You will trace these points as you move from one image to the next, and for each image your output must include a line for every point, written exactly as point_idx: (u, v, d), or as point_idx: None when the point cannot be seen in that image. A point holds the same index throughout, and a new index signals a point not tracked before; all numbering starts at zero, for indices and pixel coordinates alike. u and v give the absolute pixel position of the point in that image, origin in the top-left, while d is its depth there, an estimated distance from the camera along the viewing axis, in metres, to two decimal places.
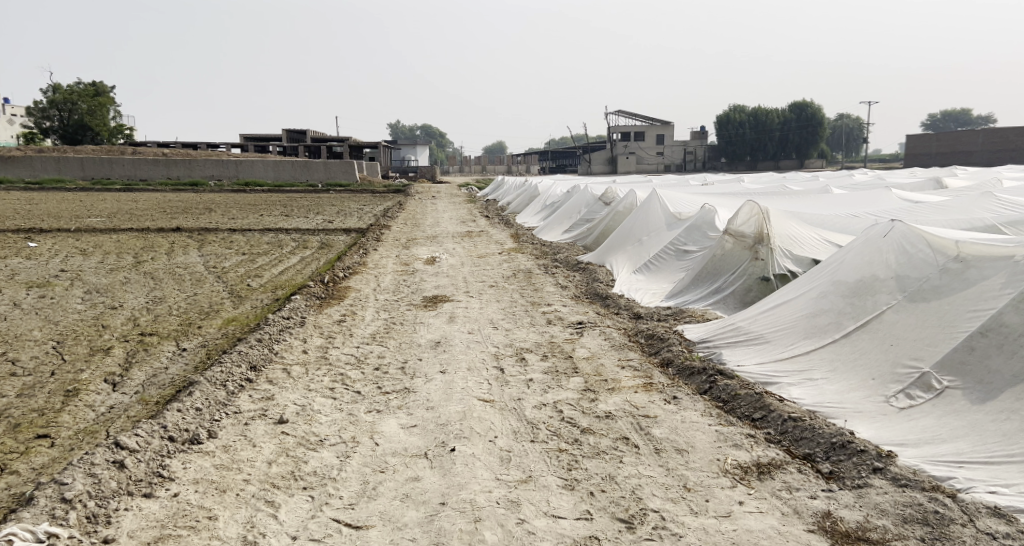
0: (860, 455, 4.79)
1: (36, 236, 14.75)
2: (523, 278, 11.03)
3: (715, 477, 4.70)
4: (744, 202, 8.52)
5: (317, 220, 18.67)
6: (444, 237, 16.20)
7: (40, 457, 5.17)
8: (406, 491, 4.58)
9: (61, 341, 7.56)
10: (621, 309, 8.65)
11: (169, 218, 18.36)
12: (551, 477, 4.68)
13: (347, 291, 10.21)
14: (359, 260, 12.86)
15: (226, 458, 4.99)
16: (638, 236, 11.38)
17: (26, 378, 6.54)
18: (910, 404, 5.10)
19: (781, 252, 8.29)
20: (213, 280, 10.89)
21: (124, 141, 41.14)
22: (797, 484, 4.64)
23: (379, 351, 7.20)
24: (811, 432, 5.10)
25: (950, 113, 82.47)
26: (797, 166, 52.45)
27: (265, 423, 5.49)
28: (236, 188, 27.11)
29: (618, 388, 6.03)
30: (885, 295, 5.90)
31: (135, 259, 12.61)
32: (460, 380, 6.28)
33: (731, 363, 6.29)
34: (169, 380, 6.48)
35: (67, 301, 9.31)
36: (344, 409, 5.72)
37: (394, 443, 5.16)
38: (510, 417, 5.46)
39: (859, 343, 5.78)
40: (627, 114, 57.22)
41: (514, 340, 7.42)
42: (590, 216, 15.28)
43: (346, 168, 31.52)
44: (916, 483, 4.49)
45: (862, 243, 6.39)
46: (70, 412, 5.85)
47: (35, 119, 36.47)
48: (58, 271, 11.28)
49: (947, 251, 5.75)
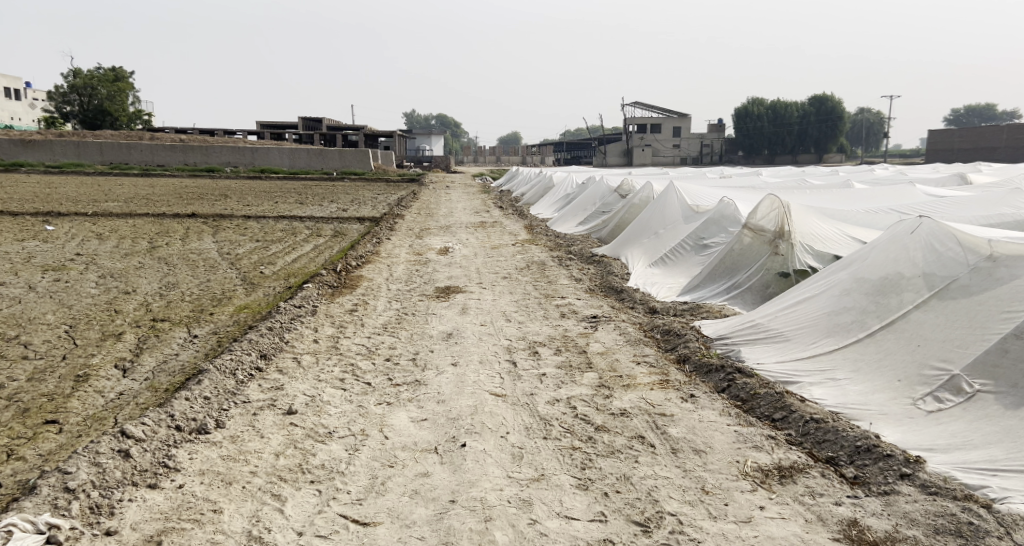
0: (887, 460, 4.64)
1: (53, 220, 14.75)
2: (537, 270, 10.90)
3: (735, 480, 4.55)
4: (763, 196, 8.38)
5: (331, 208, 18.58)
6: (458, 227, 16.07)
7: (48, 443, 5.10)
8: (415, 487, 4.46)
9: (73, 325, 7.49)
10: (636, 304, 8.49)
11: (185, 203, 18.34)
12: (564, 476, 4.55)
13: (360, 281, 10.10)
14: (372, 249, 12.75)
15: (233, 449, 4.89)
16: (654, 230, 11.20)
17: (38, 362, 6.47)
18: (939, 408, 4.95)
19: (802, 247, 8.11)
20: (227, 267, 10.82)
21: (143, 126, 41.19)
22: (820, 489, 4.49)
23: (390, 342, 7.09)
24: (835, 434, 4.95)
25: (973, 109, 81.71)
26: (815, 160, 52.04)
27: (274, 414, 5.38)
28: (252, 175, 27.09)
29: (633, 385, 5.89)
30: (911, 293, 5.72)
31: (150, 244, 12.57)
32: (472, 373, 6.15)
33: (750, 361, 6.14)
34: (179, 367, 6.39)
35: (81, 285, 9.26)
36: (353, 401, 5.61)
37: (404, 437, 5.04)
38: (523, 413, 5.33)
39: (884, 343, 5.62)
40: (644, 106, 56.83)
41: (527, 333, 7.29)
42: (605, 208, 15.12)
43: (361, 157, 31.50)
44: (947, 491, 4.34)
45: (888, 240, 6.20)
46: (80, 398, 5.77)
47: (55, 103, 36.55)
48: (74, 255, 11.24)
49: (979, 250, 5.54)
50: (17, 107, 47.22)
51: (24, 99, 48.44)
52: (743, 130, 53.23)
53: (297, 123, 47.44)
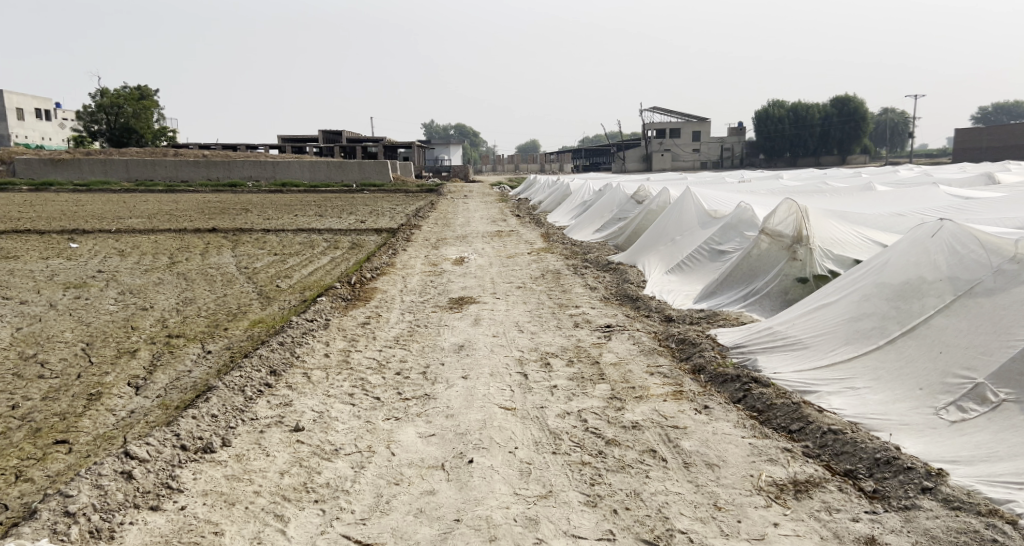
0: (908, 473, 4.48)
1: (78, 237, 14.85)
2: (552, 279, 10.79)
3: (749, 495, 4.41)
4: (780, 201, 8.23)
5: (349, 220, 18.56)
6: (475, 237, 15.98)
7: (56, 464, 5.06)
8: (419, 506, 4.37)
9: (90, 342, 7.49)
10: (652, 312, 8.35)
11: (207, 218, 18.41)
12: (572, 493, 4.44)
13: (374, 293, 10.05)
14: (388, 260, 12.70)
15: (238, 468, 4.83)
16: (671, 237, 11.05)
17: (52, 380, 6.45)
18: (963, 418, 4.78)
19: (821, 252, 7.95)
20: (244, 281, 10.80)
21: (168, 144, 41.64)
22: (837, 504, 4.34)
23: (402, 355, 7.01)
24: (853, 446, 4.80)
25: (1001, 107, 80.66)
26: (838, 163, 51.53)
27: (281, 431, 5.31)
28: (273, 189, 27.21)
29: (646, 396, 5.76)
30: (933, 298, 5.55)
31: (170, 259, 12.61)
32: (482, 386, 6.05)
33: (767, 370, 5.99)
34: (191, 384, 6.34)
35: (100, 302, 9.27)
36: (361, 416, 5.53)
37: (411, 453, 4.95)
38: (533, 427, 5.22)
39: (904, 350, 5.46)
40: (663, 111, 56.56)
41: (539, 344, 7.17)
42: (622, 216, 14.99)
43: (380, 169, 31.54)
44: (971, 506, 4.17)
45: (908, 243, 6.05)
46: (91, 417, 5.74)
47: (84, 122, 37.10)
48: (96, 272, 11.28)
49: (1003, 252, 5.37)
50: (46, 128, 47.95)
51: (53, 118, 49.24)
52: (763, 133, 52.86)
53: (318, 136, 47.70)
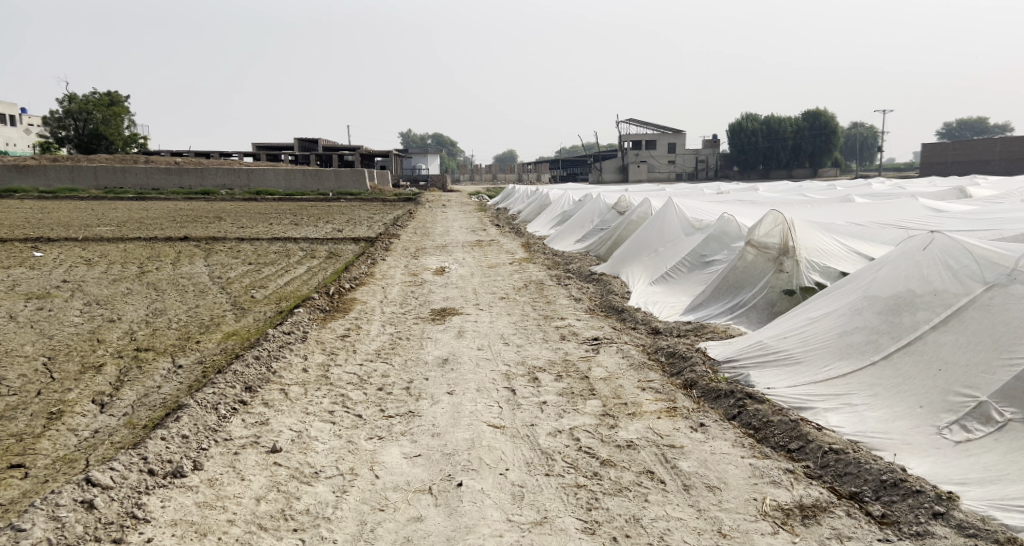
0: (917, 496, 4.33)
1: (43, 246, 14.41)
2: (535, 289, 10.58)
3: (754, 521, 4.24)
4: (766, 211, 8.08)
5: (325, 229, 18.22)
6: (455, 247, 15.75)
7: (11, 491, 4.76)
8: (406, 534, 4.16)
9: (52, 357, 7.16)
10: (638, 324, 8.16)
11: (179, 226, 18.00)
12: (568, 519, 4.24)
13: (353, 303, 9.77)
14: (366, 270, 12.44)
15: (211, 494, 4.56)
16: (655, 247, 10.89)
17: (10, 398, 6.13)
18: (967, 438, 4.64)
19: (807, 264, 7.81)
20: (217, 292, 10.50)
21: (139, 151, 41.03)
22: (848, 532, 4.18)
23: (383, 369, 6.75)
24: (857, 467, 4.64)
25: (968, 123, 81.83)
26: (810, 175, 52.22)
27: (257, 453, 5.04)
28: (247, 197, 26.82)
29: (640, 413, 5.55)
30: (926, 312, 5.42)
31: (139, 268, 12.25)
32: (468, 403, 5.81)
33: (760, 385, 5.81)
34: (160, 401, 6.04)
35: (64, 314, 8.92)
36: (342, 436, 5.28)
37: (396, 476, 4.71)
38: (523, 446, 5.01)
39: (901, 366, 5.31)
40: (638, 123, 56.85)
41: (525, 358, 6.95)
42: (603, 225, 14.84)
43: (357, 177, 31.25)
44: (987, 534, 4.03)
45: (898, 257, 5.92)
46: (50, 437, 5.43)
47: (51, 128, 36.43)
48: (60, 282, 10.92)
49: (1000, 267, 5.26)
50: (13, 134, 47.19)
51: (19, 124, 48.34)
52: (736, 146, 53.32)
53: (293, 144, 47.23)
